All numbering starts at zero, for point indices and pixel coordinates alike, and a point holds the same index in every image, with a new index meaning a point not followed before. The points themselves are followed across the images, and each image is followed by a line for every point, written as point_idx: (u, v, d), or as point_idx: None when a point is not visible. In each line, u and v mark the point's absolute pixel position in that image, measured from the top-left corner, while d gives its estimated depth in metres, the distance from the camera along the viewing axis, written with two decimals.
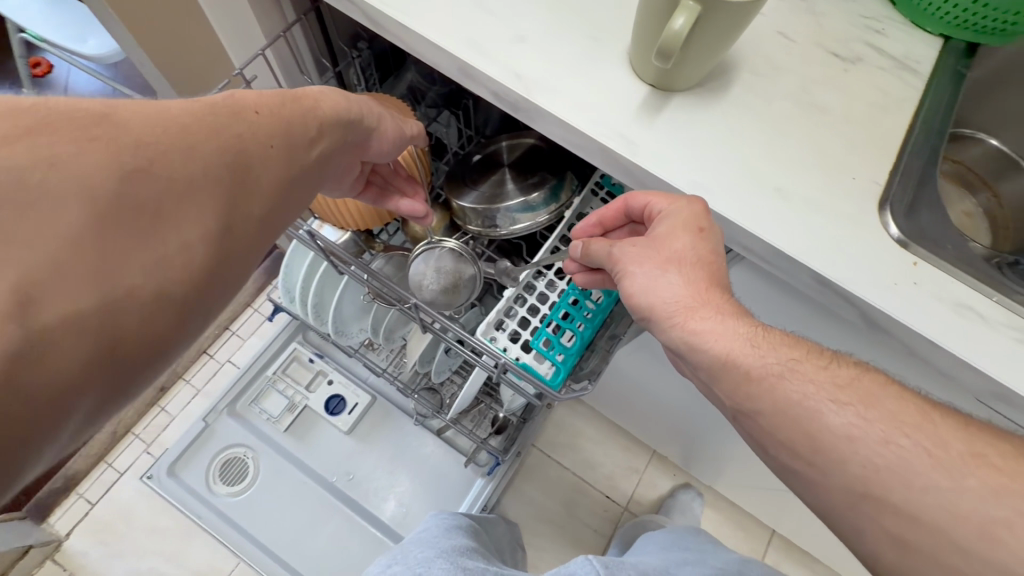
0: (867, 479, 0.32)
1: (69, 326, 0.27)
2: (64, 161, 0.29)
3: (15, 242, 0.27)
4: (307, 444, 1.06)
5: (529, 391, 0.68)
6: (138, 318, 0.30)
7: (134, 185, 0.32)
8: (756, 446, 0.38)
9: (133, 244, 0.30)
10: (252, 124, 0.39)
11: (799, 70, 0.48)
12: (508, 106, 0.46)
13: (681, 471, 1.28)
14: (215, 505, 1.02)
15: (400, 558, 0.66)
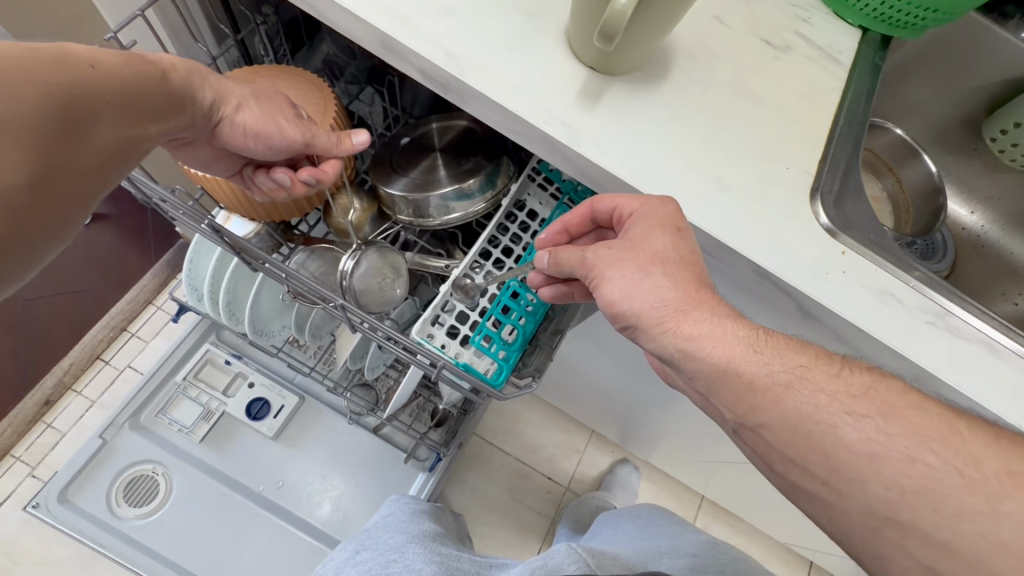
0: (894, 504, 0.33)
1: None
2: None
3: None
4: (226, 453, 0.97)
5: (465, 386, 0.65)
6: None
7: None
8: (764, 464, 0.38)
9: None
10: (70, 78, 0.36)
11: (735, 57, 0.47)
12: (437, 87, 0.42)
13: (618, 448, 1.32)
14: (120, 529, 0.91)
15: (368, 544, 0.64)
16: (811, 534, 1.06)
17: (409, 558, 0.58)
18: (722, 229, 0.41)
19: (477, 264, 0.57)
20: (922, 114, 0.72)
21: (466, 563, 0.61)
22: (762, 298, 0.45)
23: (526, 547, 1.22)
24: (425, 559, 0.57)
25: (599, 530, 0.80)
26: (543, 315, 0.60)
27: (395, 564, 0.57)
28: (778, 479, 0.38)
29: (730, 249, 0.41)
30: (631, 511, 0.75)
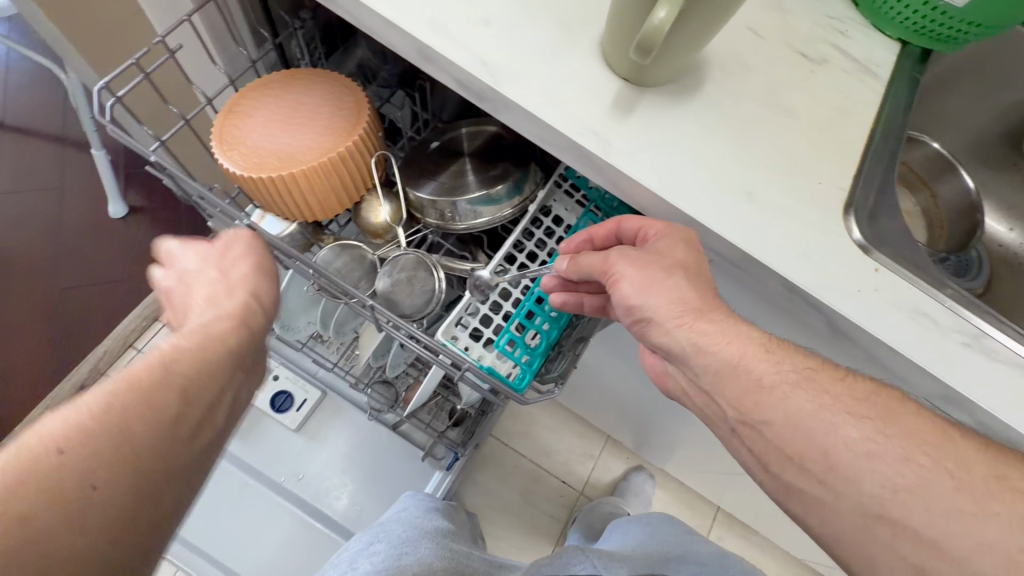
0: (885, 501, 0.33)
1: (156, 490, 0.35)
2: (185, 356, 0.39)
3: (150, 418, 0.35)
4: (250, 443, 1.00)
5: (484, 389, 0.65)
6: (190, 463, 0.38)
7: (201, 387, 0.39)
8: (758, 463, 0.38)
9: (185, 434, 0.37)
10: (101, 471, 0.32)
11: (769, 71, 0.47)
12: (472, 95, 0.43)
13: (633, 454, 1.32)
14: None
15: (382, 536, 0.64)
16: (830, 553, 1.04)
17: (422, 551, 0.60)
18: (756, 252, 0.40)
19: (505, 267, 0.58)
20: (958, 127, 0.70)
21: (471, 558, 0.64)
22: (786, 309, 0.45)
23: (537, 548, 1.22)
24: (436, 555, 0.59)
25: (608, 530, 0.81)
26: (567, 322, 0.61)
27: (407, 558, 0.58)
28: (771, 480, 0.38)
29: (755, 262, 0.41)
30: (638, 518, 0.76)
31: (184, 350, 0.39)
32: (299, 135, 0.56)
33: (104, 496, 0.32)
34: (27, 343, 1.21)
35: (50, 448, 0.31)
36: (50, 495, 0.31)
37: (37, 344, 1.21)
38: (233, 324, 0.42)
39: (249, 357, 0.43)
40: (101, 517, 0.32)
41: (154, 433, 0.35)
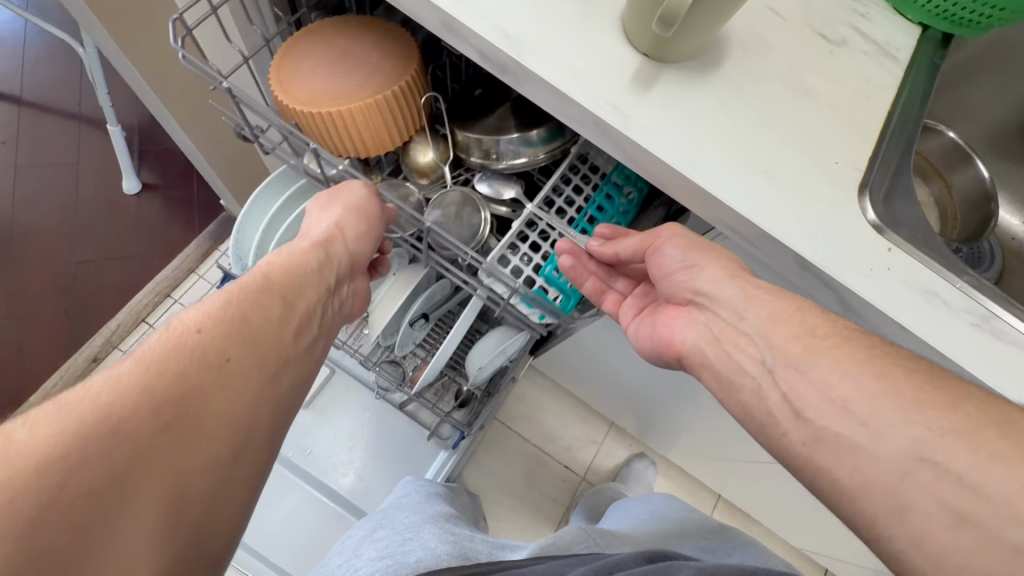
0: (930, 443, 0.32)
1: (239, 377, 0.37)
2: (266, 275, 0.44)
3: (234, 311, 0.39)
4: None
5: None
6: (285, 371, 0.41)
7: (273, 297, 0.43)
8: (790, 411, 0.38)
9: (258, 341, 0.40)
10: (220, 348, 0.37)
11: (789, 51, 0.47)
12: (494, 67, 0.43)
13: (636, 442, 1.33)
14: None
15: (385, 522, 0.66)
16: (830, 543, 1.04)
17: (424, 537, 0.60)
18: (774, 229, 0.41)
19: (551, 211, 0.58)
20: (973, 119, 0.70)
21: (475, 540, 0.64)
22: (801, 286, 0.45)
23: (539, 532, 1.24)
24: (440, 538, 0.60)
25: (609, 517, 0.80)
26: None
27: (411, 541, 0.60)
28: (800, 429, 0.37)
29: (772, 240, 0.41)
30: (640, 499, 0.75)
31: (278, 267, 0.46)
32: (352, 74, 0.57)
33: (235, 365, 0.37)
34: (40, 316, 1.23)
35: (189, 328, 0.37)
36: (196, 359, 0.36)
37: (51, 317, 1.23)
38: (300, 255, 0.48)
39: (335, 274, 0.50)
40: (236, 383, 0.37)
41: (244, 329, 0.39)
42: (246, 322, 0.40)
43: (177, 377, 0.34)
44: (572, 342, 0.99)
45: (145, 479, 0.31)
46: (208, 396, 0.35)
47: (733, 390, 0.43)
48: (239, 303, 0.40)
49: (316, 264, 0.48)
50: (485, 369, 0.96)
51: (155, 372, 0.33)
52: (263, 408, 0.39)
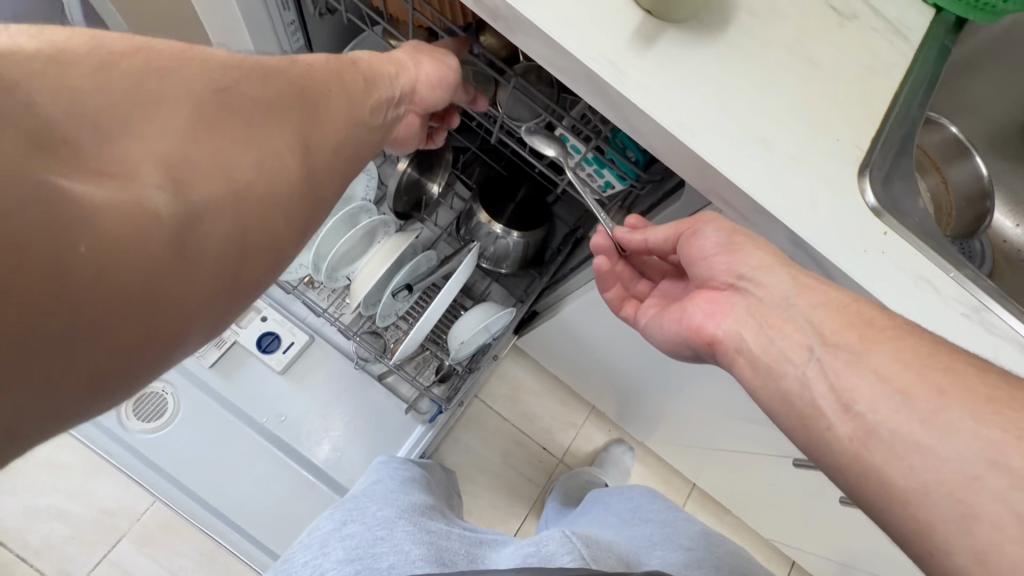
0: (1003, 447, 0.29)
1: (337, 106, 0.48)
2: (367, 57, 0.55)
3: (340, 68, 0.51)
4: (233, 381, 0.99)
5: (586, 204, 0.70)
6: (367, 126, 0.52)
7: (368, 70, 0.54)
8: (837, 403, 0.35)
9: (356, 93, 0.51)
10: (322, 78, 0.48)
11: (797, 19, 0.45)
12: (487, 13, 0.40)
13: (615, 427, 1.33)
14: (127, 442, 0.94)
15: (355, 516, 0.64)
16: (799, 536, 1.05)
17: (398, 537, 0.59)
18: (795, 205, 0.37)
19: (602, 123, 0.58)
20: (978, 113, 0.69)
21: (446, 532, 0.64)
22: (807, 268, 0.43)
23: (513, 512, 1.24)
24: (414, 540, 0.58)
25: (582, 512, 0.81)
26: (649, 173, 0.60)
27: (383, 541, 0.58)
28: (848, 423, 0.34)
29: (770, 216, 0.39)
30: (620, 499, 0.73)
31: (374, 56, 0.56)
32: None
33: (336, 97, 0.48)
34: None
35: (310, 63, 0.48)
36: (312, 79, 0.47)
37: None
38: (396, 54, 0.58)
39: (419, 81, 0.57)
40: (337, 107, 0.48)
41: (348, 79, 0.51)
42: (346, 76, 0.51)
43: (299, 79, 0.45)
44: (557, 321, 0.97)
45: (260, 118, 0.40)
46: (315, 104, 0.46)
47: (774, 380, 0.39)
48: (342, 65, 0.52)
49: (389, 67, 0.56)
50: (469, 343, 0.96)
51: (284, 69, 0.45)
52: (347, 138, 0.48)
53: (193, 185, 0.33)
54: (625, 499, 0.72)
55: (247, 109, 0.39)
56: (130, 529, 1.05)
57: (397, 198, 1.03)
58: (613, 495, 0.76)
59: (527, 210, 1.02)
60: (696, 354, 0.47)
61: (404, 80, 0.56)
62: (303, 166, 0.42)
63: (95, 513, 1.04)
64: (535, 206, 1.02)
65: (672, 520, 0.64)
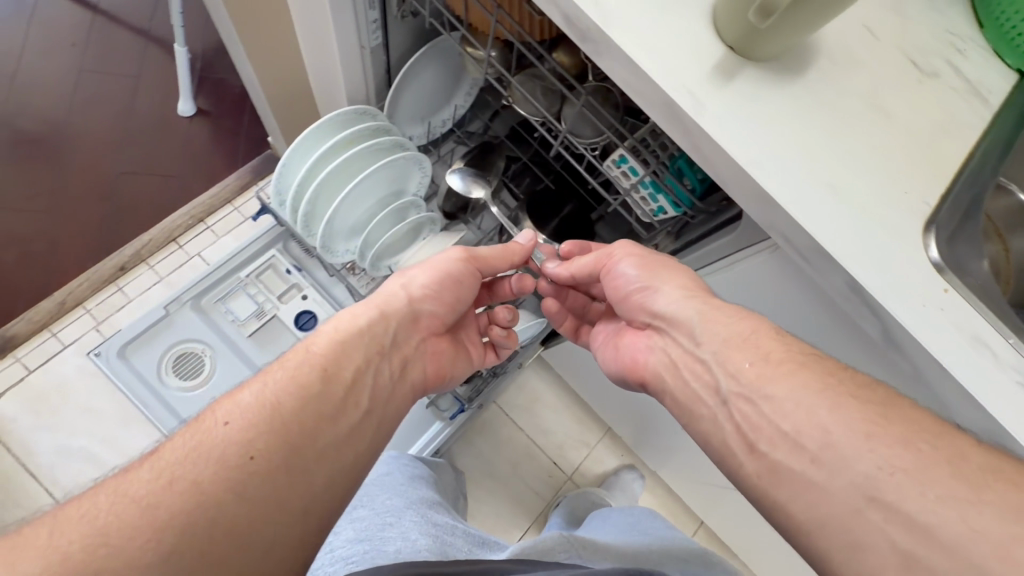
0: (879, 485, 0.37)
1: (372, 357, 0.58)
2: (395, 300, 0.64)
3: (369, 320, 0.61)
4: (268, 352, 1.03)
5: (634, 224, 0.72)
6: (394, 350, 0.62)
7: (394, 313, 0.63)
8: (746, 443, 0.46)
9: (381, 336, 0.61)
10: (325, 363, 0.53)
11: (876, 70, 0.46)
12: (576, 34, 0.42)
13: (628, 453, 1.32)
14: (164, 395, 1.00)
15: (366, 503, 0.66)
16: None
17: (405, 525, 0.60)
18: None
19: (665, 148, 0.59)
20: None
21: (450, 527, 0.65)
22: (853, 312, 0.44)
23: (516, 522, 1.24)
24: (420, 530, 0.60)
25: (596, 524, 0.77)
26: (703, 198, 0.61)
27: (392, 527, 0.60)
28: (756, 461, 0.45)
29: (829, 259, 0.40)
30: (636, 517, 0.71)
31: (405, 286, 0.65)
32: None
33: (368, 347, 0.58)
34: (79, 215, 1.26)
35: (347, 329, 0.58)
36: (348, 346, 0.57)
37: (87, 218, 1.26)
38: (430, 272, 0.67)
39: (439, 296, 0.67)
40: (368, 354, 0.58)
41: (378, 326, 0.61)
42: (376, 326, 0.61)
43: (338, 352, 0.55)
44: None
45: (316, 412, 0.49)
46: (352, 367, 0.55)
47: (693, 416, 0.52)
48: (372, 314, 0.61)
49: (384, 321, 0.61)
50: None
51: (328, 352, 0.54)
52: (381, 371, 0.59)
53: (278, 501, 0.43)
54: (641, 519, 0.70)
55: (302, 416, 0.48)
56: None
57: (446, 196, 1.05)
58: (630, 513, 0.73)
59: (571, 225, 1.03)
60: (706, 380, 0.50)
61: (424, 307, 0.66)
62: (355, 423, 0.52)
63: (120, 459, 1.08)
64: (579, 222, 1.03)
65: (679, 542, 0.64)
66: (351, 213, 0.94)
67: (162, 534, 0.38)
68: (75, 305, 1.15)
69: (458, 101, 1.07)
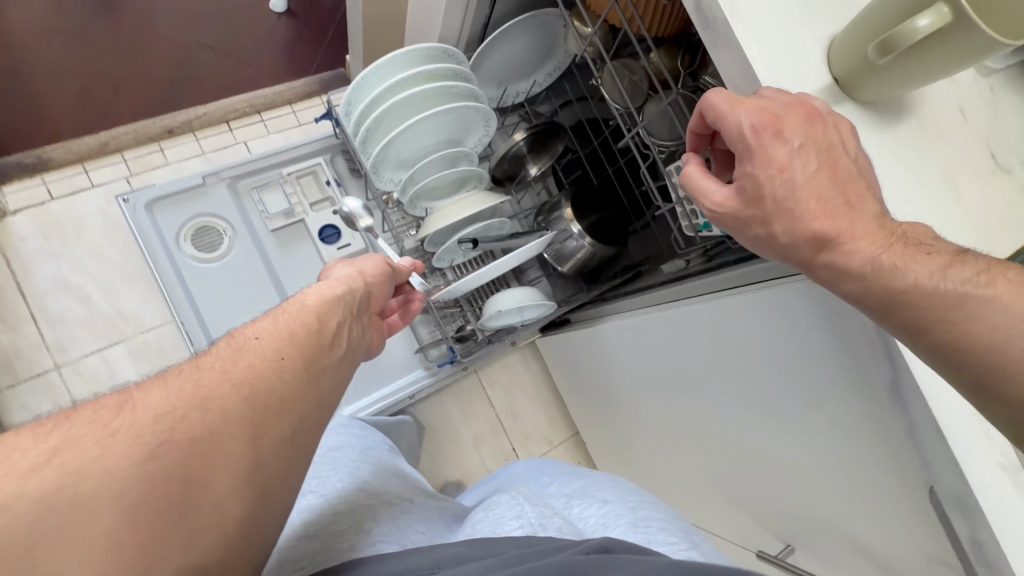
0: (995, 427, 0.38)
1: (348, 308, 0.59)
2: (354, 278, 0.66)
3: (334, 286, 0.62)
4: (285, 253, 1.05)
5: (676, 232, 0.75)
6: (363, 312, 0.63)
7: (357, 283, 0.65)
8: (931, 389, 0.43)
9: (349, 295, 0.61)
10: (317, 310, 0.54)
11: (958, 149, 0.48)
12: (700, 21, 0.45)
13: (586, 462, 1.34)
14: (175, 259, 1.00)
15: (314, 486, 0.60)
16: None
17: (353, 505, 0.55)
18: (901, 261, 0.39)
19: None
20: None
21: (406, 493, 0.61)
22: (867, 354, 0.46)
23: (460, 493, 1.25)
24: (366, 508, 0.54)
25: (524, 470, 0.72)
26: None
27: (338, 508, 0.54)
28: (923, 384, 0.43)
29: None
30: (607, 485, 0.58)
31: (360, 271, 0.68)
32: None
33: (342, 301, 0.59)
34: (146, 70, 1.28)
35: (317, 293, 0.59)
36: (324, 299, 0.57)
37: (153, 75, 1.28)
38: (374, 265, 0.71)
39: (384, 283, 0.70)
40: (343, 304, 0.58)
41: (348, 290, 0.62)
42: (344, 288, 0.62)
43: (307, 303, 0.55)
44: (582, 335, 0.98)
45: (309, 338, 0.49)
46: (332, 312, 0.55)
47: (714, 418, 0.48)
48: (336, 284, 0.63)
49: (356, 290, 0.63)
50: (501, 317, 1.00)
51: (299, 305, 0.54)
52: (357, 320, 0.60)
53: (294, 403, 0.43)
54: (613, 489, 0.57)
55: (298, 342, 0.48)
56: (132, 337, 1.09)
57: (498, 162, 1.08)
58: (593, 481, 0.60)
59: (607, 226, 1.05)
60: None
61: (376, 295, 0.68)
62: (342, 352, 0.52)
63: (110, 310, 1.09)
64: (615, 227, 1.06)
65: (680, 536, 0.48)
66: (408, 146, 0.94)
67: (247, 389, 0.40)
68: (115, 150, 1.16)
69: (538, 78, 1.11)
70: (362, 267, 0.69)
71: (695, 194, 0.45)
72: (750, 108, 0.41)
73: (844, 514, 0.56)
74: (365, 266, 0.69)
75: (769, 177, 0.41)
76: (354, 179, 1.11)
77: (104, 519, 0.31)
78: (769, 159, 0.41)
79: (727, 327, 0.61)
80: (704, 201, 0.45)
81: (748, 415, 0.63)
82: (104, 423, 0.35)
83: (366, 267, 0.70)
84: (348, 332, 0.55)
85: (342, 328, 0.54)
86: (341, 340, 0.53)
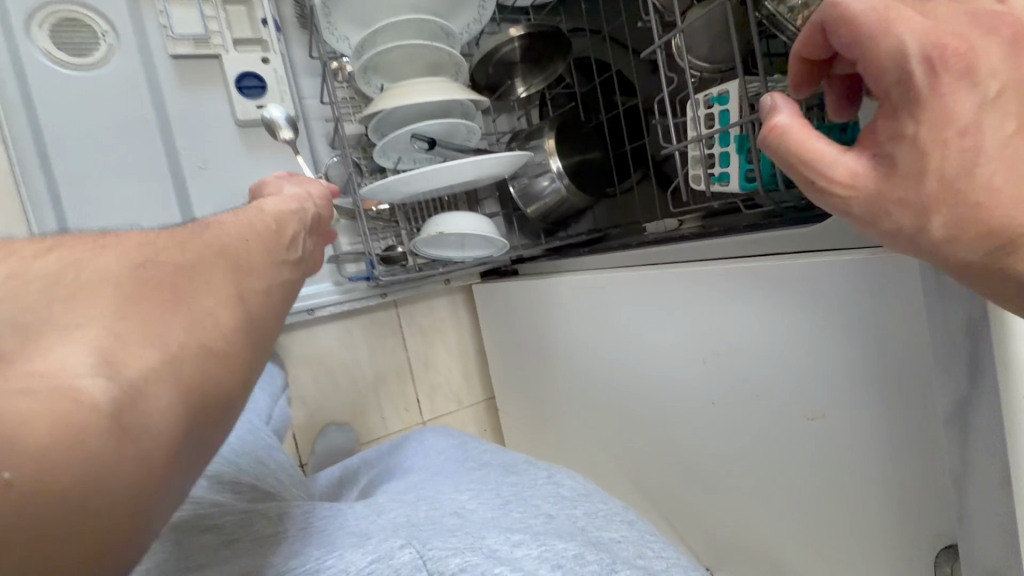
0: None
1: (308, 220, 0.57)
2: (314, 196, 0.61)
3: (294, 197, 0.58)
4: (185, 90, 0.81)
5: (679, 176, 0.62)
6: (317, 234, 0.60)
7: (316, 202, 0.61)
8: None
9: (301, 202, 0.58)
10: (276, 218, 0.52)
11: None
12: None
13: (491, 432, 1.22)
14: (20, 49, 0.73)
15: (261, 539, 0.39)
16: None
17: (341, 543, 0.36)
18: None
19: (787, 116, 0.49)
20: None
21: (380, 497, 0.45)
22: (934, 377, 0.35)
23: None
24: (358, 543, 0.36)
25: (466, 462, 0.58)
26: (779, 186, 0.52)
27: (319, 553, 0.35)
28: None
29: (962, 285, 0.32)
30: (523, 527, 0.40)
31: (317, 191, 0.63)
32: None
33: (301, 212, 0.56)
34: None
35: (271, 203, 0.56)
36: (283, 206, 0.55)
37: None
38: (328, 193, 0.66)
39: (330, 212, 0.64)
40: (299, 213, 0.56)
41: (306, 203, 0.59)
42: (302, 199, 0.58)
43: (261, 209, 0.53)
44: (528, 286, 0.83)
45: (263, 232, 0.48)
46: (287, 219, 0.53)
47: None
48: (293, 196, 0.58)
49: (312, 203, 0.59)
50: (440, 243, 0.84)
51: (258, 212, 0.52)
52: (312, 233, 0.57)
53: (258, 274, 0.42)
54: (523, 539, 0.38)
55: (256, 232, 0.47)
56: None
57: (483, 64, 0.89)
58: (505, 518, 0.41)
59: (589, 173, 0.91)
60: None
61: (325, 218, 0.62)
62: (297, 258, 0.50)
63: None
64: (598, 176, 0.92)
65: (588, 545, 0.39)
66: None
67: (219, 249, 0.41)
68: None
69: None
70: (316, 187, 0.64)
71: (802, 166, 0.32)
72: (920, 31, 0.29)
73: (800, 549, 0.47)
74: (316, 186, 0.64)
75: (937, 143, 0.29)
76: (300, 30, 0.88)
77: (104, 296, 0.31)
78: (944, 114, 0.29)
79: (725, 306, 0.48)
80: (815, 175, 0.32)
81: (712, 415, 0.52)
82: (94, 241, 0.36)
83: (319, 190, 0.64)
84: (303, 242, 0.54)
85: (295, 235, 0.52)
86: (296, 245, 0.51)
